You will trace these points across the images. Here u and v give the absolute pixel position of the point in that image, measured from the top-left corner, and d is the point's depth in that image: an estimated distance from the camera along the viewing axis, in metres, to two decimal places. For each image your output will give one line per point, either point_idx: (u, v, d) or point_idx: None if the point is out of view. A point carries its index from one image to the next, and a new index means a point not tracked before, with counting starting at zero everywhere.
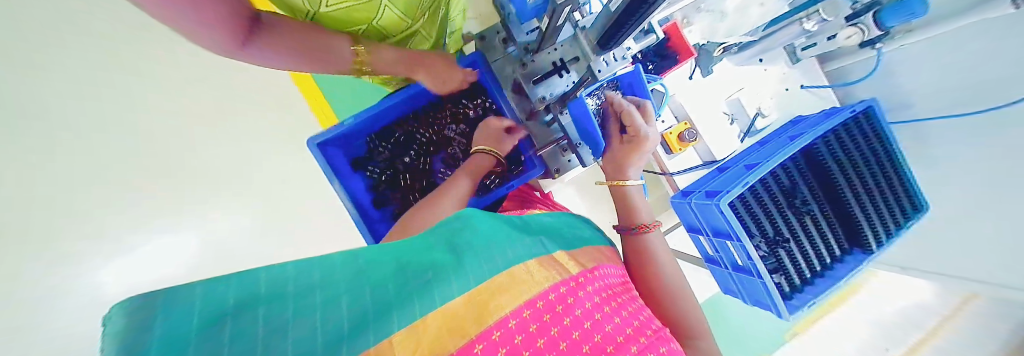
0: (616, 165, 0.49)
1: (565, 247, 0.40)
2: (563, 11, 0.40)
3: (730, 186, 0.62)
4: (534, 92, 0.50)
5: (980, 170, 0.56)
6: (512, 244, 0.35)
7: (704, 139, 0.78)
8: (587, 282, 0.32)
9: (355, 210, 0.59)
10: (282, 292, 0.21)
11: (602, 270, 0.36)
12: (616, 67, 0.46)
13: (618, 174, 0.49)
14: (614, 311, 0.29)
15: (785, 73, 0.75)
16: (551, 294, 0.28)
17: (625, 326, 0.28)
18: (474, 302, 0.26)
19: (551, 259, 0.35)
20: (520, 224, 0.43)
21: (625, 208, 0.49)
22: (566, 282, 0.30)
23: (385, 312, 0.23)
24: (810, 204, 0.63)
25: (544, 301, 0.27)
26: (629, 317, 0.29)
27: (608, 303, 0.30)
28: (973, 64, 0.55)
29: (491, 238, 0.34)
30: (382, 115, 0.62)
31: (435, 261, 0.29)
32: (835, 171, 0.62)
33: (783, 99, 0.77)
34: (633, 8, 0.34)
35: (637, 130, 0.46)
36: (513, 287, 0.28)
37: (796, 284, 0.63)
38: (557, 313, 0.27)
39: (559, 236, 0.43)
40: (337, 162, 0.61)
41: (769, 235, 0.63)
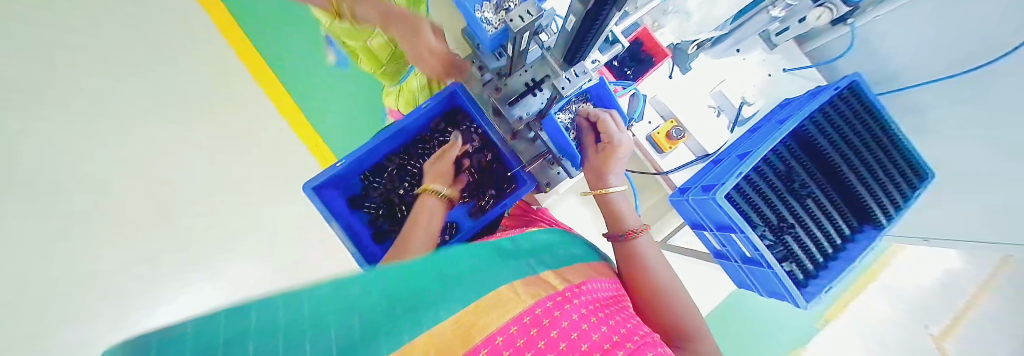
0: (597, 174, 0.51)
1: (552, 266, 0.40)
2: (523, 36, 0.42)
3: (723, 180, 0.62)
4: (510, 112, 0.53)
5: (981, 134, 0.54)
6: (499, 271, 0.35)
7: (692, 134, 0.78)
8: (574, 296, 0.33)
9: (355, 248, 0.60)
10: (269, 308, 0.19)
11: (589, 285, 0.37)
12: (579, 82, 0.47)
13: (600, 183, 0.51)
14: (600, 320, 0.30)
15: (763, 60, 0.76)
16: (537, 308, 0.29)
17: (611, 334, 0.28)
18: (461, 323, 0.26)
19: (536, 278, 0.36)
20: (508, 249, 0.43)
21: (613, 215, 0.49)
22: (553, 297, 0.32)
23: (375, 334, 0.21)
24: (810, 187, 0.62)
25: (531, 316, 0.28)
26: (615, 326, 0.30)
27: (594, 313, 0.31)
28: (952, 26, 0.56)
29: (477, 268, 0.35)
30: (373, 152, 0.65)
31: (422, 289, 0.29)
32: (829, 151, 0.62)
33: (767, 85, 0.77)
34: (587, 23, 0.36)
35: (610, 138, 0.48)
36: (503, 308, 0.28)
37: (809, 270, 0.61)
38: (544, 326, 0.27)
39: (546, 256, 0.43)
40: (334, 202, 0.64)
41: (773, 222, 0.62)
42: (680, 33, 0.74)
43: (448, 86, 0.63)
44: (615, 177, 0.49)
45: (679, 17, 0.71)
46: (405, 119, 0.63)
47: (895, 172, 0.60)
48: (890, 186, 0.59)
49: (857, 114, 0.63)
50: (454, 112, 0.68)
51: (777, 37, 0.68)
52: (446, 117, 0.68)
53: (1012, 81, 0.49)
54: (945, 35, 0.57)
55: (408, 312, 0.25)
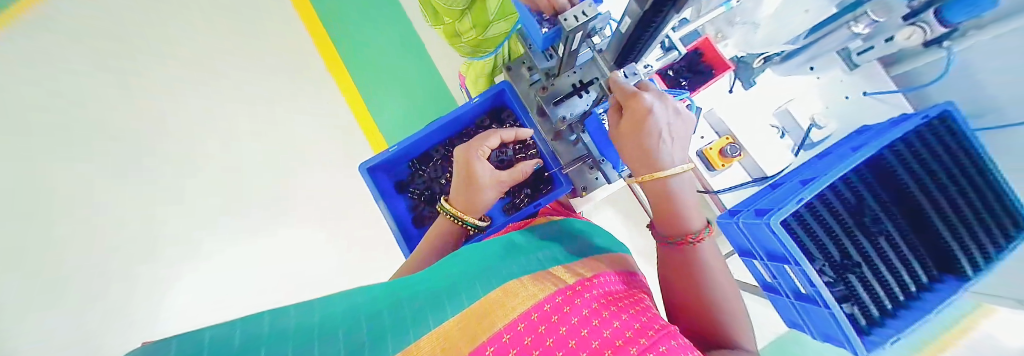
0: (640, 158, 0.42)
1: (561, 260, 0.44)
2: (576, 37, 0.43)
3: (780, 204, 0.57)
4: (554, 112, 0.52)
5: None
6: (506, 266, 0.40)
7: (749, 153, 0.72)
8: (586, 290, 0.34)
9: (397, 230, 0.64)
10: (301, 331, 0.24)
11: (601, 278, 0.39)
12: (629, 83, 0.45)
13: (649, 165, 0.41)
14: (613, 315, 0.30)
15: (841, 81, 0.68)
16: (547, 304, 0.31)
17: (624, 330, 0.28)
18: (473, 312, 0.29)
19: (547, 273, 0.39)
20: (518, 245, 0.49)
21: (667, 212, 0.42)
22: (562, 291, 0.33)
23: (398, 334, 0.26)
24: (884, 223, 0.56)
25: (540, 313, 0.29)
26: (629, 320, 0.30)
27: (607, 308, 0.31)
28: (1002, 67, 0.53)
29: (489, 267, 0.40)
30: (421, 141, 0.69)
31: (434, 295, 0.33)
32: (906, 180, 0.56)
33: (843, 109, 0.69)
34: (645, 23, 0.36)
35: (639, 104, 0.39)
36: (508, 301, 0.31)
37: (873, 316, 0.53)
38: (552, 322, 0.29)
39: (558, 250, 0.47)
40: (384, 184, 0.70)
41: (835, 259, 0.57)
42: (744, 45, 0.71)
43: (497, 84, 0.66)
44: (666, 156, 0.40)
45: (747, 28, 0.68)
46: (455, 111, 0.66)
47: (987, 218, 0.51)
48: (979, 233, 0.51)
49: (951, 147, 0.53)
50: (499, 109, 0.70)
51: (860, 57, 0.62)
52: (492, 113, 0.71)
53: None
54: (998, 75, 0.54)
55: (423, 305, 0.31)
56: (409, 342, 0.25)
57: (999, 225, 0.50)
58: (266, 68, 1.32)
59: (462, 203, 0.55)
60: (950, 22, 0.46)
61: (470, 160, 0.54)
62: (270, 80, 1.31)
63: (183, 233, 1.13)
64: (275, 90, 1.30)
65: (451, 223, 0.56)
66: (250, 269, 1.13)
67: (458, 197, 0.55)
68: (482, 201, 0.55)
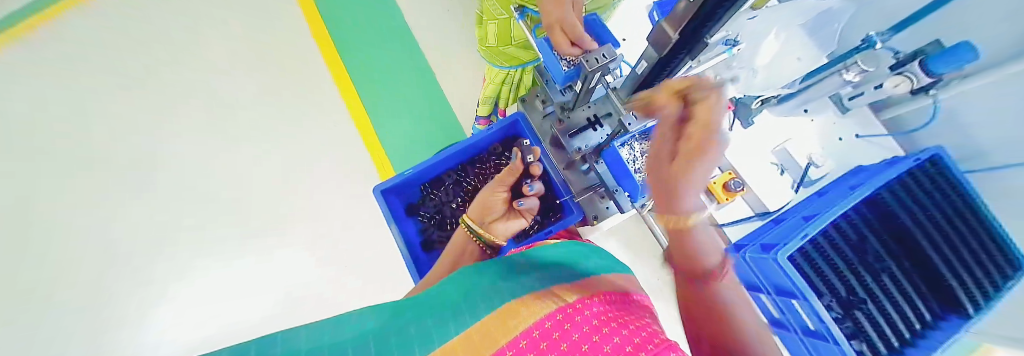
0: (670, 196, 0.36)
1: (563, 280, 0.44)
2: (593, 75, 0.46)
3: (785, 239, 0.59)
4: (569, 144, 0.54)
5: None
6: (508, 286, 0.41)
7: (751, 188, 0.74)
8: (584, 308, 0.34)
9: (407, 251, 0.63)
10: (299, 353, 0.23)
11: (601, 296, 0.39)
12: (646, 120, 0.47)
13: (679, 210, 0.36)
14: (613, 331, 0.30)
15: (834, 123, 0.73)
16: (546, 323, 0.31)
17: (624, 344, 0.27)
18: (476, 331, 0.30)
19: (548, 291, 0.39)
20: (520, 266, 0.49)
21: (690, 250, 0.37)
22: (563, 309, 0.33)
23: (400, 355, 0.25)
24: (887, 261, 0.57)
25: (540, 331, 0.30)
26: (629, 336, 0.29)
27: (607, 324, 0.31)
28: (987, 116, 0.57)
29: (492, 287, 0.40)
30: (435, 167, 0.70)
31: (437, 317, 0.33)
32: (905, 219, 0.58)
33: (838, 149, 0.73)
34: (662, 63, 0.39)
35: (700, 142, 0.31)
36: (511, 319, 0.32)
37: (884, 354, 0.53)
38: (553, 339, 0.29)
39: (560, 270, 0.48)
40: (396, 207, 0.70)
41: (841, 294, 0.58)
42: (744, 87, 0.73)
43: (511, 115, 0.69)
44: (697, 204, 0.35)
45: (746, 72, 0.70)
46: (471, 137, 0.68)
47: (980, 256, 0.54)
48: (980, 271, 0.53)
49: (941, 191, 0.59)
50: (512, 139, 0.72)
51: (852, 101, 0.68)
52: (505, 142, 0.73)
53: None
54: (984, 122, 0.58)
55: (427, 327, 0.31)
56: None
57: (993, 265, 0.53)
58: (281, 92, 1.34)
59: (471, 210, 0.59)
60: (935, 71, 0.51)
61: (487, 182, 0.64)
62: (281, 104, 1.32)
63: (187, 250, 1.14)
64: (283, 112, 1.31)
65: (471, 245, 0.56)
66: (247, 289, 1.12)
67: (475, 205, 0.59)
68: (486, 205, 0.59)
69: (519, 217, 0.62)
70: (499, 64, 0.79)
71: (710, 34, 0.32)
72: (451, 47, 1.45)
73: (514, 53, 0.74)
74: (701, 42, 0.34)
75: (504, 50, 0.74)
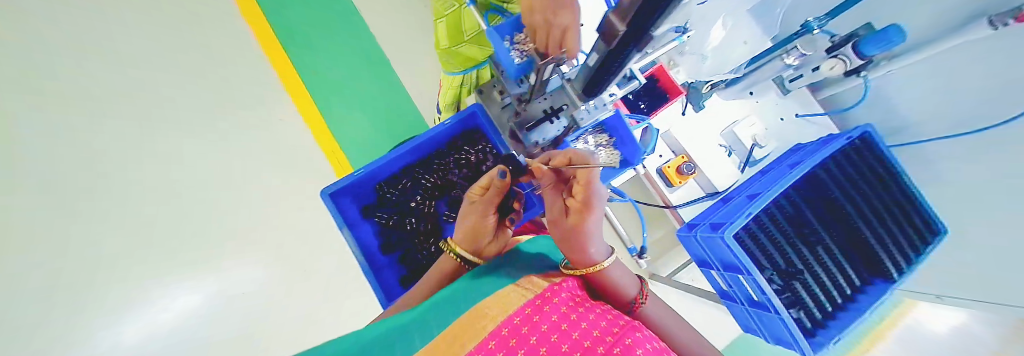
0: (575, 251, 0.45)
1: (531, 272, 0.45)
2: (546, 67, 0.44)
3: (732, 218, 0.63)
4: (527, 137, 0.52)
5: (995, 208, 0.58)
6: (478, 287, 0.42)
7: (702, 170, 0.77)
8: (554, 297, 0.36)
9: (363, 257, 0.59)
10: None
11: (567, 282, 0.41)
12: (596, 114, 0.49)
13: (587, 259, 0.44)
14: (581, 317, 0.32)
15: (775, 103, 0.78)
16: (517, 318, 0.32)
17: (591, 331, 0.30)
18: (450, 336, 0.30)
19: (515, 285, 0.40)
20: (490, 267, 0.49)
21: (613, 290, 0.46)
22: (531, 303, 0.34)
23: None
24: (820, 234, 0.64)
25: (511, 327, 0.30)
26: (596, 322, 0.32)
27: (574, 310, 0.34)
28: (931, 87, 0.64)
29: (461, 293, 0.41)
30: (388, 163, 0.65)
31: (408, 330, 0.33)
32: (837, 194, 0.64)
33: (778, 128, 0.78)
34: (611, 59, 0.38)
35: (583, 193, 0.42)
36: (486, 318, 0.32)
37: (819, 319, 0.60)
38: (526, 331, 0.30)
39: (527, 263, 0.49)
40: (347, 210, 0.64)
41: (783, 266, 0.63)
42: (693, 73, 0.77)
43: (469, 106, 0.66)
44: (599, 253, 0.44)
45: (694, 59, 0.73)
46: (429, 130, 0.64)
47: (909, 230, 0.61)
48: (904, 242, 0.61)
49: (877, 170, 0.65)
50: (472, 130, 0.70)
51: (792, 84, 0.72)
52: (464, 134, 0.70)
53: (987, 149, 0.57)
54: (930, 95, 0.65)
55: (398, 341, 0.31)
56: None
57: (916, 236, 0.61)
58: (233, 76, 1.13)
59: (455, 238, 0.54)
60: (867, 53, 0.55)
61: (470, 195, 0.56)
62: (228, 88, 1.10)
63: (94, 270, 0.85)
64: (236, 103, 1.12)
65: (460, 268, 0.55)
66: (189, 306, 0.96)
67: (462, 234, 0.53)
68: (473, 234, 0.53)
69: (506, 228, 0.57)
70: (454, 66, 0.72)
71: (655, 25, 0.30)
72: (413, 43, 1.36)
73: (468, 52, 0.68)
74: (648, 33, 0.32)
75: (458, 50, 0.68)
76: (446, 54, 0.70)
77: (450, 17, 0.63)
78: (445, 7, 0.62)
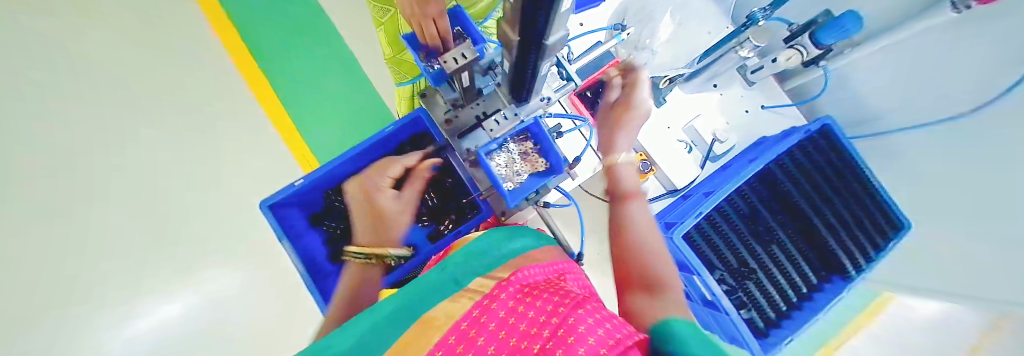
0: (609, 141, 0.55)
1: (480, 273, 0.41)
2: (466, 74, 0.42)
3: (683, 218, 0.62)
4: (460, 145, 0.51)
5: (959, 198, 0.55)
6: (427, 294, 0.36)
7: (660, 167, 0.74)
8: (501, 293, 0.31)
9: (306, 270, 0.58)
10: None
11: (519, 274, 0.36)
12: (506, 126, 0.47)
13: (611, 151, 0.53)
14: (530, 307, 0.28)
15: (742, 95, 0.77)
16: (461, 323, 0.27)
17: (539, 319, 0.26)
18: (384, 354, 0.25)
19: (464, 291, 0.36)
20: (448, 266, 0.44)
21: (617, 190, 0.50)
22: (477, 306, 0.30)
23: None
24: (775, 231, 0.63)
25: (453, 337, 0.25)
26: (545, 307, 0.28)
27: (523, 303, 0.30)
28: (905, 71, 0.60)
29: (406, 299, 0.36)
30: (333, 172, 0.64)
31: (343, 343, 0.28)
32: (791, 191, 0.64)
33: (744, 121, 0.77)
34: (521, 62, 0.36)
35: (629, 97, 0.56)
36: (424, 334, 0.27)
37: (772, 318, 0.60)
38: (470, 336, 0.25)
39: (479, 261, 0.44)
40: (293, 221, 0.63)
41: (735, 267, 0.63)
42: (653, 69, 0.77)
43: (413, 110, 0.64)
44: (622, 147, 0.53)
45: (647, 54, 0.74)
46: (374, 136, 0.63)
47: (868, 227, 0.60)
48: (862, 239, 0.60)
49: (838, 164, 0.64)
50: (420, 134, 0.68)
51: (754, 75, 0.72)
52: (412, 139, 0.68)
53: (955, 136, 0.54)
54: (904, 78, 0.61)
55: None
56: None
57: (873, 234, 0.60)
58: (128, 68, 0.89)
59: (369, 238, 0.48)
60: (822, 41, 0.57)
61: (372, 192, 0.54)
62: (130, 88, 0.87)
63: None
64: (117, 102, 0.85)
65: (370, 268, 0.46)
66: None
67: (368, 231, 0.49)
68: (397, 225, 0.51)
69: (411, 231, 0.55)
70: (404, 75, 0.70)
71: (546, 37, 0.29)
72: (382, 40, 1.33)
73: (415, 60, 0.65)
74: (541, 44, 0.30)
75: (403, 57, 0.65)
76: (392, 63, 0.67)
77: (388, 26, 0.60)
78: (379, 15, 0.58)
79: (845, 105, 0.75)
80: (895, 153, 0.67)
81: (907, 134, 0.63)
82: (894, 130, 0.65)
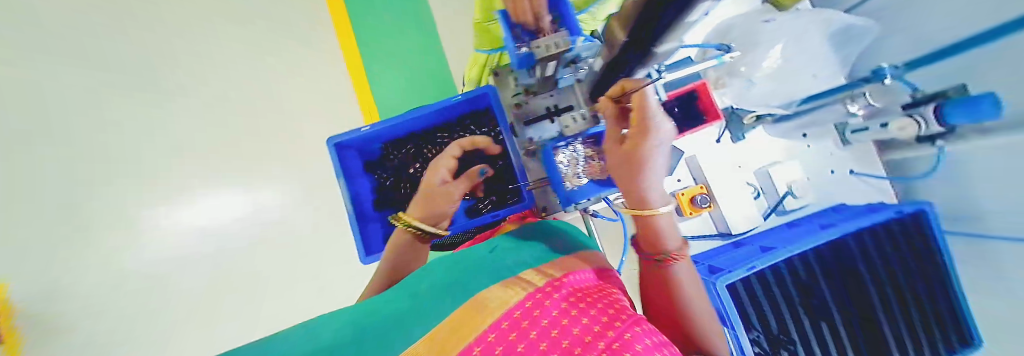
0: (630, 188, 0.35)
1: (530, 263, 0.42)
2: (551, 63, 0.41)
3: (732, 267, 0.57)
4: (523, 132, 0.49)
5: None
6: (481, 271, 0.40)
7: (718, 205, 0.69)
8: (554, 291, 0.35)
9: (353, 209, 0.63)
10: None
11: (571, 278, 0.39)
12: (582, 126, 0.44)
13: (641, 202, 0.35)
14: (581, 313, 0.32)
15: (831, 154, 0.70)
16: (515, 312, 0.30)
17: (591, 327, 0.30)
18: (448, 329, 0.29)
19: (516, 277, 0.38)
20: (497, 249, 0.46)
21: (650, 234, 0.37)
22: (532, 296, 0.33)
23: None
24: (830, 307, 0.57)
25: (509, 322, 0.29)
26: (596, 318, 0.31)
27: (575, 307, 0.32)
28: None
29: (461, 272, 0.40)
30: (396, 128, 0.68)
31: (409, 310, 0.33)
32: (862, 270, 0.57)
33: (826, 182, 0.71)
34: (614, 64, 0.34)
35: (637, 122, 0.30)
36: (479, 310, 0.31)
37: None
38: (523, 327, 0.28)
39: (525, 252, 0.45)
40: (351, 162, 0.67)
41: (774, 333, 0.57)
42: (738, 98, 0.69)
43: (482, 86, 0.63)
44: (656, 194, 0.35)
45: (743, 83, 0.67)
46: (440, 102, 0.64)
47: (933, 336, 0.53)
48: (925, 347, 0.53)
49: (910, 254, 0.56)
50: (482, 111, 0.69)
51: (853, 135, 0.64)
52: (474, 114, 0.69)
53: None
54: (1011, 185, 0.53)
55: (395, 325, 0.31)
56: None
57: (935, 345, 0.53)
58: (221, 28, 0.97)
59: (419, 213, 0.47)
60: (952, 120, 0.47)
61: (435, 169, 0.49)
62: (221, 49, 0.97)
63: None
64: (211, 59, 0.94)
65: (410, 238, 0.48)
66: None
67: (417, 204, 0.48)
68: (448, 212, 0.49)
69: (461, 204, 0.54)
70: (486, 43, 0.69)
71: (658, 47, 0.28)
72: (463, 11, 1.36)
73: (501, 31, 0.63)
74: (650, 52, 0.29)
75: (490, 26, 0.63)
76: (478, 26, 0.65)
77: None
78: None
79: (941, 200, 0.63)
80: (969, 259, 0.59)
81: (993, 243, 0.54)
82: (974, 235, 0.57)
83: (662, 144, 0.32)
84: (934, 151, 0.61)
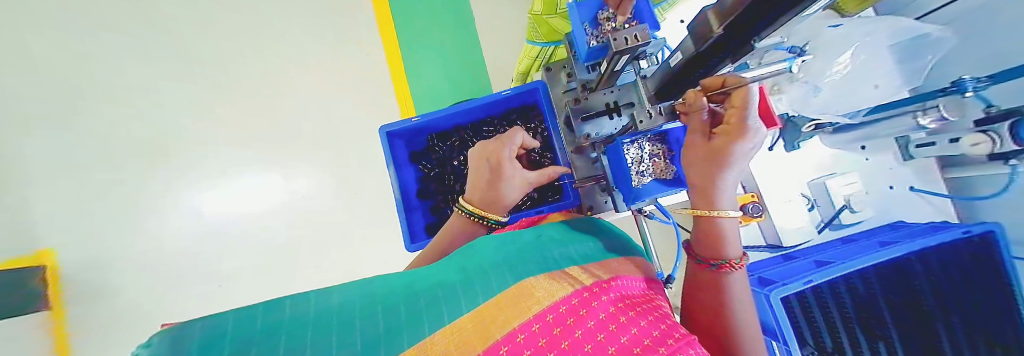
0: (704, 188, 0.35)
1: (578, 261, 0.40)
2: (621, 57, 0.39)
3: (788, 280, 0.55)
4: (580, 128, 0.48)
5: None
6: (526, 262, 0.38)
7: (770, 216, 0.67)
8: (602, 293, 0.31)
9: (400, 196, 0.64)
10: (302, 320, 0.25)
11: (619, 282, 0.35)
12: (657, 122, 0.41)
13: (713, 204, 0.35)
14: (631, 321, 0.27)
15: (891, 168, 0.67)
16: (561, 306, 0.28)
17: (643, 337, 0.25)
18: (483, 318, 0.27)
19: (563, 272, 0.36)
20: (540, 240, 0.45)
21: (711, 239, 0.37)
22: (579, 293, 0.31)
23: (396, 335, 0.25)
24: (888, 329, 0.57)
25: (554, 316, 0.27)
26: (649, 327, 0.27)
27: (624, 313, 0.28)
28: None
29: (504, 260, 0.39)
30: (445, 118, 0.68)
31: (447, 284, 0.33)
32: (926, 298, 0.56)
33: (883, 198, 0.67)
34: (705, 56, 0.33)
35: (731, 114, 0.31)
36: (524, 299, 0.29)
37: None
38: (569, 325, 0.26)
39: (572, 249, 0.44)
40: (398, 151, 0.68)
41: (826, 349, 0.60)
42: (798, 105, 0.63)
43: (533, 81, 0.63)
44: (728, 196, 0.34)
45: (807, 88, 0.62)
46: (492, 94, 0.65)
47: None
48: None
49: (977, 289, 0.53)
50: (529, 106, 0.69)
51: (917, 149, 0.61)
52: (520, 109, 0.70)
53: None
54: None
55: (437, 298, 0.30)
56: (423, 336, 0.25)
57: None
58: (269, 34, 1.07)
59: (480, 200, 0.52)
60: None
61: (500, 157, 0.49)
62: (271, 58, 1.09)
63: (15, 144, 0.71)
64: (268, 65, 1.08)
65: (473, 224, 0.52)
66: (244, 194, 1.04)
67: (480, 194, 0.52)
68: (508, 201, 0.51)
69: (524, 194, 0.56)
70: (540, 37, 0.69)
71: (759, 40, 0.28)
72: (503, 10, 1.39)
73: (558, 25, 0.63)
74: (747, 46, 0.30)
75: (547, 20, 0.63)
76: (534, 20, 0.65)
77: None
78: None
79: (1010, 219, 0.59)
80: None
81: None
82: None
83: (752, 147, 0.32)
84: (1003, 172, 0.57)
